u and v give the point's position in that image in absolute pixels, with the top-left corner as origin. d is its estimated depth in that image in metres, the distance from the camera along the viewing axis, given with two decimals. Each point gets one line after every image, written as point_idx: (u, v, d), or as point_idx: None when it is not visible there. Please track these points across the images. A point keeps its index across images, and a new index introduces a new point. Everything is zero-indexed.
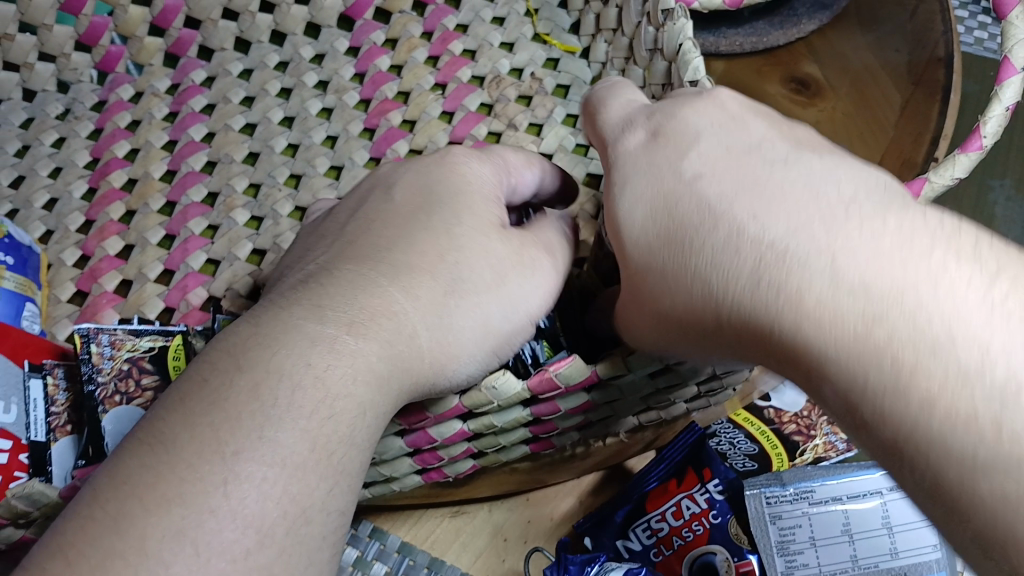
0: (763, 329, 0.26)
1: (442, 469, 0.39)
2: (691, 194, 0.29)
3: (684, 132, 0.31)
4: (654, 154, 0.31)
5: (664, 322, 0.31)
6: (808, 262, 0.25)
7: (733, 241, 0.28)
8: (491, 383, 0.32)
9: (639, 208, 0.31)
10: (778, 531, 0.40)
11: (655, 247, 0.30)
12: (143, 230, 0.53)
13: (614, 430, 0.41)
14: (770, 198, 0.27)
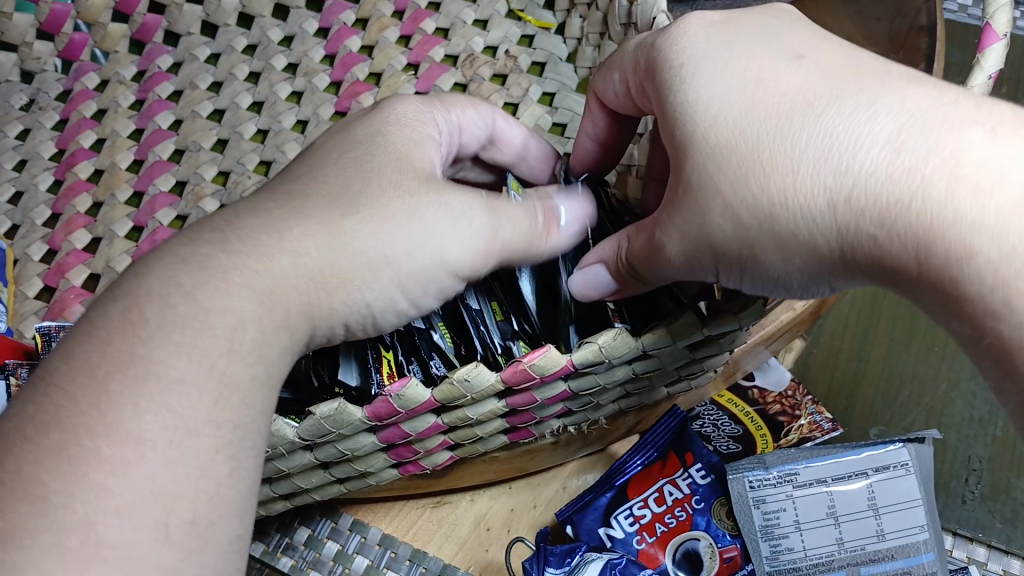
0: (898, 200, 0.27)
1: (419, 462, 0.39)
2: (794, 78, 0.30)
3: (745, 34, 0.32)
4: (728, 51, 0.32)
5: (751, 212, 0.30)
6: (939, 138, 0.26)
7: (874, 114, 0.28)
8: (463, 376, 0.31)
9: (726, 91, 0.31)
10: (762, 515, 0.38)
11: (763, 124, 0.30)
12: (110, 222, 0.52)
13: (592, 416, 0.40)
14: (885, 88, 0.28)
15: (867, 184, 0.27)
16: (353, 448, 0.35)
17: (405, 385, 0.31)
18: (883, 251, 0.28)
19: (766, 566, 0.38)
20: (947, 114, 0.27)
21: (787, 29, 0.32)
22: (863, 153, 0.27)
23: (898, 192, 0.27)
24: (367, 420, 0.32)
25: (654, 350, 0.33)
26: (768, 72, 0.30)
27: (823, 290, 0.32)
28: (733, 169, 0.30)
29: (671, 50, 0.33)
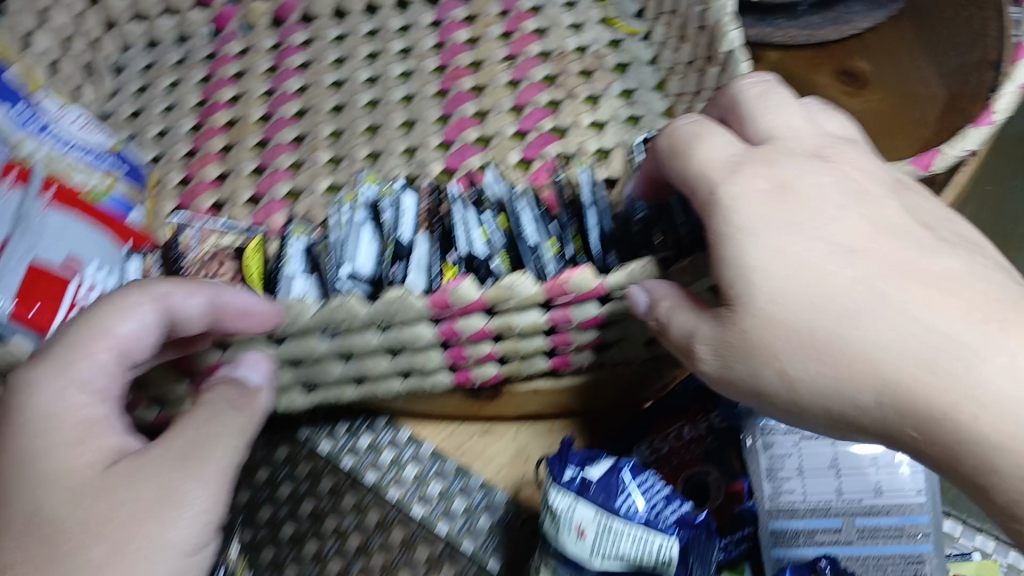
0: (941, 419, 0.32)
1: (470, 372, 0.45)
2: (845, 240, 0.34)
3: (805, 177, 0.36)
4: (787, 196, 0.35)
5: (799, 357, 0.34)
6: (988, 356, 0.31)
7: (912, 285, 0.33)
8: (508, 283, 0.38)
9: (779, 261, 0.34)
10: (768, 458, 0.43)
11: (816, 277, 0.34)
12: (238, 161, 0.59)
13: (627, 355, 0.46)
14: (930, 283, 0.33)
15: (899, 348, 0.32)
16: (414, 341, 0.41)
17: (457, 284, 0.38)
18: (920, 448, 0.33)
19: (766, 502, 0.42)
20: (967, 285, 0.33)
21: (847, 181, 0.36)
22: (902, 316, 0.32)
23: (923, 362, 0.32)
24: (427, 311, 0.39)
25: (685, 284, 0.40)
26: (821, 231, 0.35)
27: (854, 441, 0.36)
28: (786, 309, 0.34)
29: (736, 177, 0.35)
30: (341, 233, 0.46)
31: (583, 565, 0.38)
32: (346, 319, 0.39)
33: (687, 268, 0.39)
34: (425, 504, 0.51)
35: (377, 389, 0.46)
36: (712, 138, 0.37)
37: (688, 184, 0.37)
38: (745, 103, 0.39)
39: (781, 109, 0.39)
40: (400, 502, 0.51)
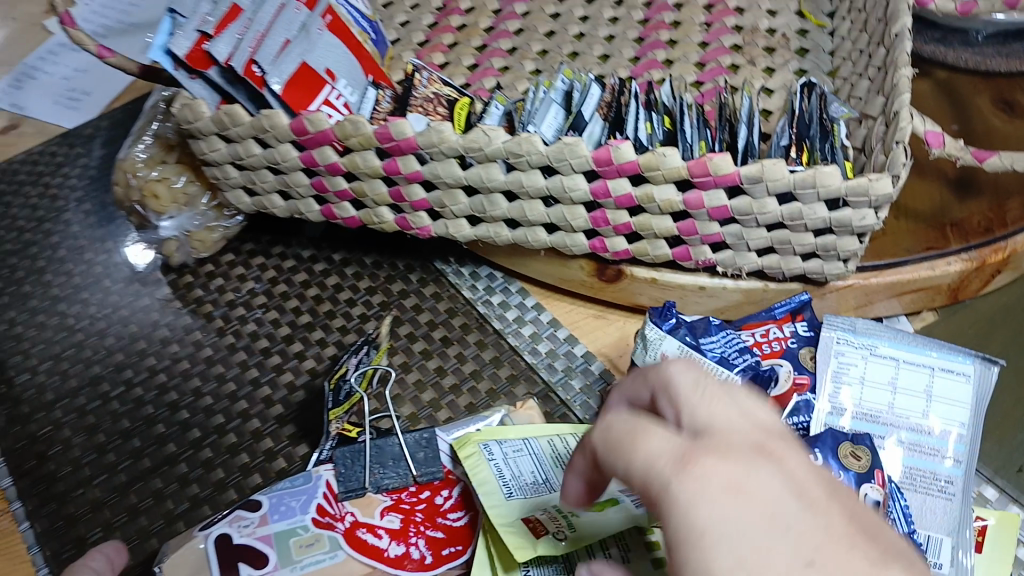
0: None
1: (604, 241, 0.54)
2: (807, 550, 0.28)
3: (759, 477, 0.29)
4: (740, 495, 0.29)
5: None
6: None
7: None
8: (664, 153, 0.47)
9: (734, 559, 0.28)
10: (837, 364, 0.49)
11: (766, 531, 0.28)
12: (460, 56, 0.69)
13: (738, 264, 0.53)
14: None
15: None
16: (572, 190, 0.51)
17: (620, 143, 0.48)
18: None
19: (824, 398, 0.48)
20: None
21: (798, 480, 0.30)
22: None
23: None
24: (589, 163, 0.49)
25: (800, 191, 0.48)
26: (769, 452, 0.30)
27: None
28: None
29: (687, 471, 0.29)
30: (532, 107, 0.54)
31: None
32: (525, 152, 0.49)
33: (800, 178, 0.47)
34: (534, 355, 0.60)
35: (526, 236, 0.55)
36: (657, 430, 0.31)
37: (617, 451, 0.32)
38: (675, 390, 0.34)
39: (718, 394, 0.33)
40: (515, 349, 0.60)
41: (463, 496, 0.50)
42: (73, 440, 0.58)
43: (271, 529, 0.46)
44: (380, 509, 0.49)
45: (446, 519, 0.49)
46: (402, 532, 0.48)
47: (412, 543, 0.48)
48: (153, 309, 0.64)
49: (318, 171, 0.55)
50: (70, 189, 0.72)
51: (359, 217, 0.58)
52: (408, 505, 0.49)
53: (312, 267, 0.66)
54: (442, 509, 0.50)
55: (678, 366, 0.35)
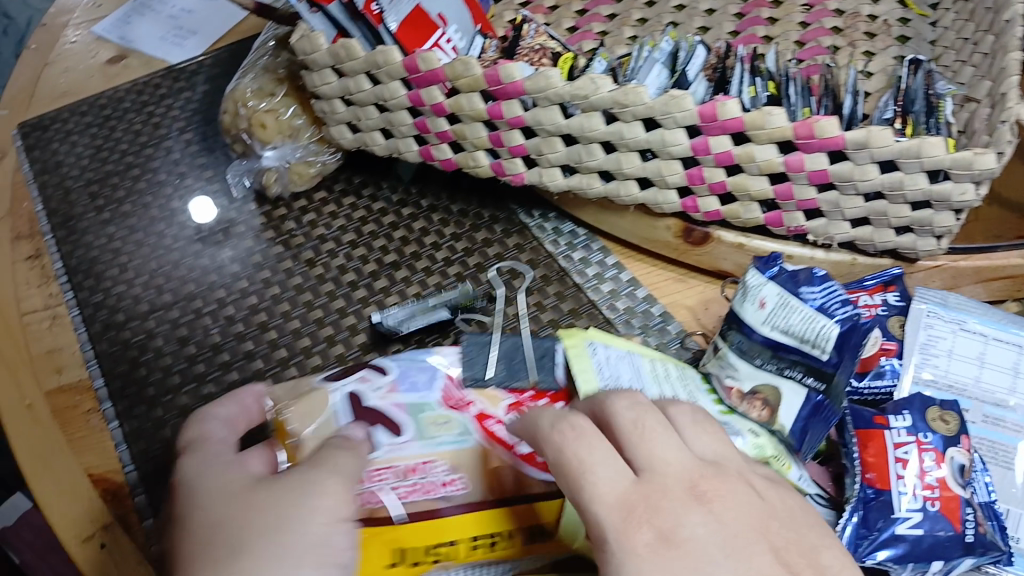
0: None
1: (697, 200, 0.55)
2: None
3: (688, 529, 0.33)
4: (671, 547, 0.32)
5: None
6: None
7: None
8: (770, 111, 0.48)
9: None
10: (925, 336, 0.51)
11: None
12: (560, 18, 0.69)
13: (829, 233, 0.54)
14: None
15: None
16: (672, 145, 0.51)
17: (727, 100, 0.48)
18: None
19: (911, 367, 0.50)
20: None
21: (724, 527, 0.33)
22: None
23: None
24: (693, 118, 0.50)
25: (903, 160, 0.48)
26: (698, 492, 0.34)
27: None
28: None
29: (626, 528, 0.33)
30: (634, 65, 0.54)
31: (754, 330, 0.47)
32: (631, 103, 0.50)
33: (906, 147, 0.48)
34: (612, 311, 0.61)
35: (619, 190, 0.56)
36: (603, 470, 0.34)
37: (564, 481, 0.35)
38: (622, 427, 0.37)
39: (658, 436, 0.36)
40: (594, 303, 0.61)
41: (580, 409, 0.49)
42: (164, 348, 0.60)
43: (399, 397, 0.47)
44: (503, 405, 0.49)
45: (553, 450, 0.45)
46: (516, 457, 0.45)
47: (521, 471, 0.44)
48: (247, 236, 0.67)
49: (423, 110, 0.56)
50: (172, 119, 0.74)
51: (456, 160, 0.60)
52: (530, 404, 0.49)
53: (401, 210, 0.68)
54: None
55: (628, 410, 0.38)
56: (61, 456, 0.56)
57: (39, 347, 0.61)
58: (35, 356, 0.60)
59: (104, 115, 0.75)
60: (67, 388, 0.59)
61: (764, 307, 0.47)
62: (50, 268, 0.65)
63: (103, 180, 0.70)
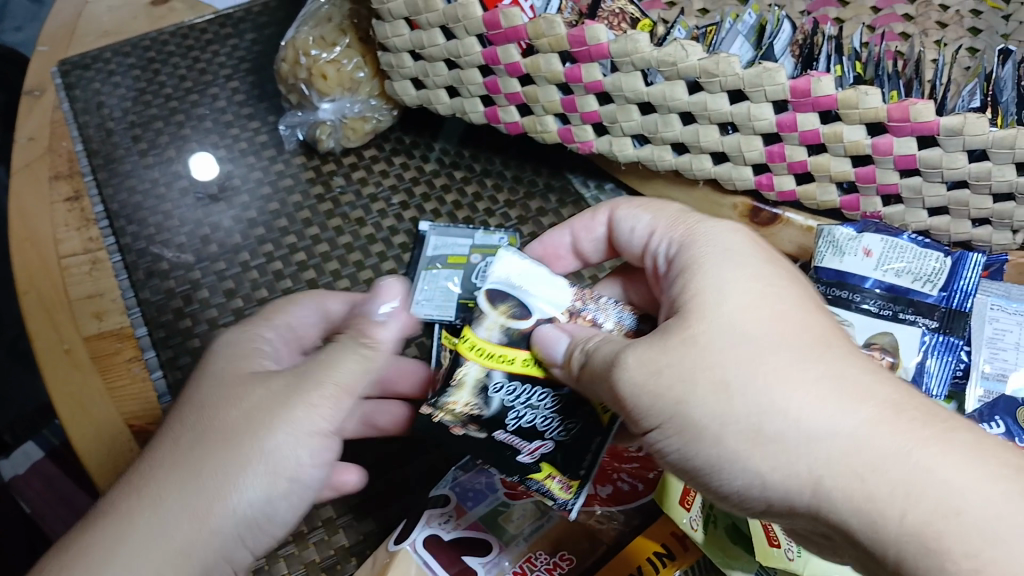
0: (813, 473, 0.32)
1: (772, 178, 0.54)
2: (709, 346, 0.35)
3: (705, 327, 0.35)
4: (692, 322, 0.36)
5: (698, 410, 0.34)
6: (819, 447, 0.32)
7: (751, 387, 0.33)
8: (865, 91, 0.47)
9: (646, 367, 0.35)
10: (991, 330, 0.50)
11: (691, 359, 0.34)
12: None
13: (906, 220, 0.54)
14: (783, 386, 0.33)
15: (732, 423, 0.33)
16: (757, 119, 0.50)
17: (821, 76, 0.47)
18: (798, 462, 0.32)
19: (981, 363, 0.49)
20: (813, 404, 0.32)
21: (723, 336, 0.35)
22: (767, 408, 0.33)
23: (749, 430, 0.33)
24: (784, 92, 0.48)
25: (994, 150, 0.47)
26: (816, 386, 0.33)
27: (674, 394, 0.34)
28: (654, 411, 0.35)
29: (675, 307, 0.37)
30: (719, 35, 0.53)
31: (868, 274, 0.51)
32: (721, 73, 0.48)
33: (1000, 137, 0.46)
34: None
35: (691, 164, 0.55)
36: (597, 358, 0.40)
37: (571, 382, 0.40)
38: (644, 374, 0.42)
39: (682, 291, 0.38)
40: None
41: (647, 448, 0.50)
42: (211, 300, 0.59)
43: (472, 515, 0.45)
44: None
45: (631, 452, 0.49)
46: (601, 475, 0.47)
47: (611, 481, 0.47)
48: (295, 190, 0.65)
49: (497, 69, 0.55)
50: (218, 65, 0.72)
51: (523, 123, 0.58)
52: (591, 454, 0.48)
53: (453, 172, 0.66)
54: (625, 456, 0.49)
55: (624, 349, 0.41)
56: (102, 405, 0.53)
57: (79, 291, 0.57)
58: (74, 300, 0.57)
59: (148, 57, 0.72)
60: (107, 334, 0.56)
61: (872, 254, 0.51)
62: (90, 211, 0.62)
63: (147, 124, 0.68)
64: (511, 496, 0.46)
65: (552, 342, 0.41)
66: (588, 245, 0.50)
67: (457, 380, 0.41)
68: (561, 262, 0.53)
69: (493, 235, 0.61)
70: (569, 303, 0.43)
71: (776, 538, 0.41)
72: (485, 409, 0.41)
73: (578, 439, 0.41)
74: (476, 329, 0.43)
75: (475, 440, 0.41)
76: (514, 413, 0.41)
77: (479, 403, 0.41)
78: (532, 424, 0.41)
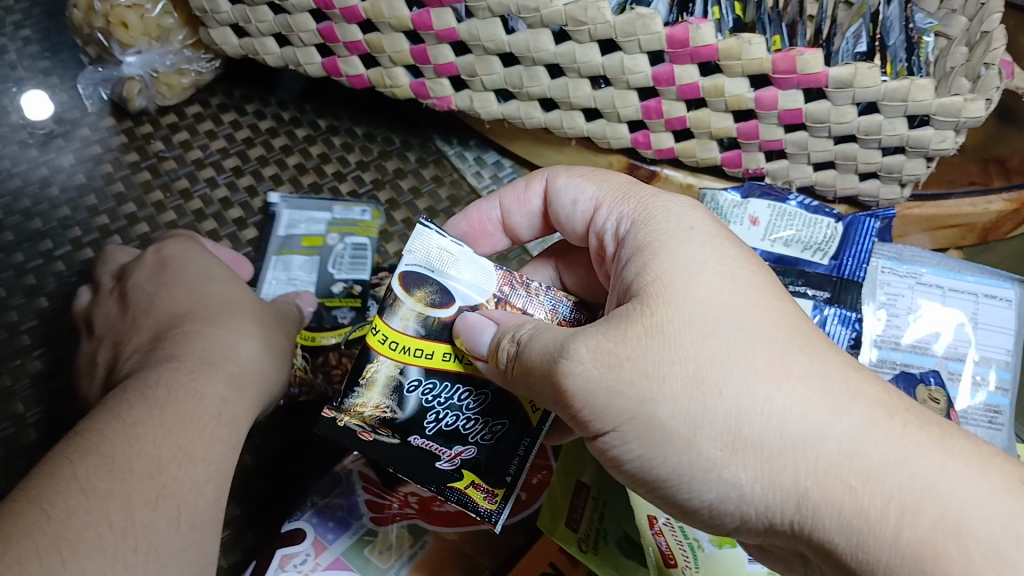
0: (794, 479, 0.27)
1: (650, 135, 0.48)
2: (681, 330, 0.29)
3: (671, 305, 0.30)
4: (652, 301, 0.30)
5: (671, 405, 0.28)
6: (806, 447, 0.27)
7: (743, 375, 0.28)
8: (749, 40, 0.42)
9: (597, 357, 0.29)
10: (883, 296, 0.49)
11: (656, 350, 0.29)
12: None
13: (790, 176, 0.49)
14: (758, 376, 0.28)
15: (701, 420, 0.28)
16: (631, 71, 0.44)
17: (702, 23, 0.42)
18: (773, 467, 0.27)
19: (872, 336, 0.48)
20: (801, 397, 0.27)
21: (702, 318, 0.29)
22: (742, 405, 0.27)
23: (724, 429, 0.28)
24: (660, 41, 0.42)
25: (886, 102, 0.43)
26: (796, 388, 0.28)
27: (634, 391, 0.29)
28: (605, 410, 0.29)
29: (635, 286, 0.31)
30: None
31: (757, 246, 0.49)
32: (589, 19, 0.42)
33: (893, 88, 0.42)
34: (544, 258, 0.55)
35: (561, 121, 0.49)
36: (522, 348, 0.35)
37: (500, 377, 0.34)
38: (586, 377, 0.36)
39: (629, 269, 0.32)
40: (524, 248, 0.55)
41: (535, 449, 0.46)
42: (8, 299, 0.49)
43: (334, 552, 0.41)
44: None
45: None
46: None
47: None
48: (105, 160, 0.55)
49: (332, 14, 0.46)
50: (5, 11, 0.60)
51: (369, 77, 0.50)
52: None
53: (294, 131, 0.58)
54: None
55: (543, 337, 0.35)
56: None
57: None
58: None
59: None
60: None
61: (760, 224, 0.49)
62: None
63: None
64: (377, 520, 0.42)
65: (476, 330, 0.33)
66: (522, 221, 0.41)
67: (366, 379, 0.35)
68: (490, 240, 0.43)
69: (354, 208, 0.54)
70: (496, 287, 0.36)
71: (671, 555, 0.38)
72: (400, 412, 0.35)
73: (503, 444, 0.36)
74: (389, 317, 0.35)
75: (388, 445, 0.36)
76: (435, 415, 0.36)
77: (393, 404, 0.35)
78: (455, 427, 0.36)
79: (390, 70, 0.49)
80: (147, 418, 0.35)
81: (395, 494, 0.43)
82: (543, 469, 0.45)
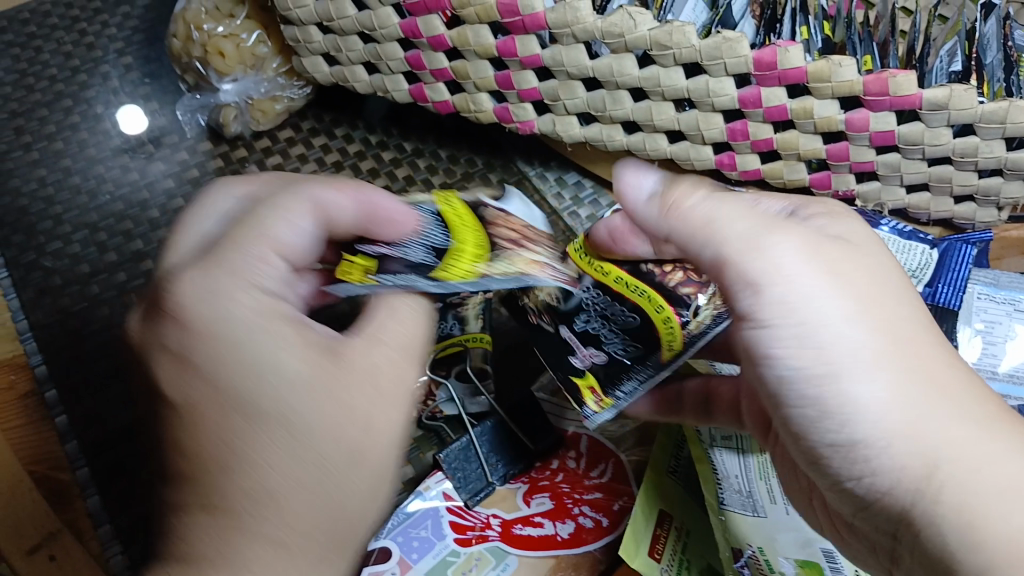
0: (907, 449, 0.28)
1: (735, 156, 0.48)
2: (859, 270, 0.30)
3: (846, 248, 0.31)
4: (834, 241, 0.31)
5: (824, 318, 0.29)
6: (929, 421, 0.28)
7: (906, 330, 0.29)
8: (840, 62, 0.41)
9: (782, 264, 0.30)
10: (980, 322, 0.47)
11: (826, 284, 0.30)
12: None
13: (882, 198, 0.48)
14: (910, 335, 0.29)
15: (852, 345, 0.29)
16: (717, 94, 0.44)
17: (792, 46, 0.41)
18: (901, 413, 0.29)
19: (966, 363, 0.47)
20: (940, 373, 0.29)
21: (875, 270, 0.30)
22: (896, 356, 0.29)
23: (864, 365, 0.29)
24: (747, 65, 0.42)
25: (983, 125, 0.42)
26: (938, 361, 0.29)
27: (794, 302, 0.30)
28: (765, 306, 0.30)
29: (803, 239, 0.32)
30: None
31: None
32: (675, 44, 0.42)
33: (991, 110, 0.41)
34: None
35: (644, 143, 0.49)
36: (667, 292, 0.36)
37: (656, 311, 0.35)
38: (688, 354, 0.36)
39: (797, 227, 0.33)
40: None
41: (618, 471, 0.46)
42: (113, 317, 0.52)
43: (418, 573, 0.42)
44: (523, 497, 0.45)
45: (592, 479, 0.46)
46: (560, 510, 0.44)
47: (572, 516, 0.44)
48: (203, 182, 0.57)
49: (419, 43, 0.48)
50: (108, 39, 0.63)
51: (454, 102, 0.51)
52: (547, 482, 0.45)
53: (380, 153, 0.59)
54: (586, 476, 0.46)
55: None
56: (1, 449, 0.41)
57: None
58: None
59: (26, 32, 0.63)
60: None
61: None
62: None
63: (30, 113, 0.59)
64: (461, 542, 0.43)
65: None
66: None
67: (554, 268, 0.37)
68: None
69: None
70: None
71: None
72: (563, 303, 0.36)
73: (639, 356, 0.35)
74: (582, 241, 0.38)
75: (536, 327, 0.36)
76: (587, 315, 0.36)
77: (559, 293, 0.36)
78: (597, 332, 0.36)
79: (475, 95, 0.50)
80: (282, 447, 0.30)
81: (478, 516, 0.44)
82: (625, 495, 0.45)
